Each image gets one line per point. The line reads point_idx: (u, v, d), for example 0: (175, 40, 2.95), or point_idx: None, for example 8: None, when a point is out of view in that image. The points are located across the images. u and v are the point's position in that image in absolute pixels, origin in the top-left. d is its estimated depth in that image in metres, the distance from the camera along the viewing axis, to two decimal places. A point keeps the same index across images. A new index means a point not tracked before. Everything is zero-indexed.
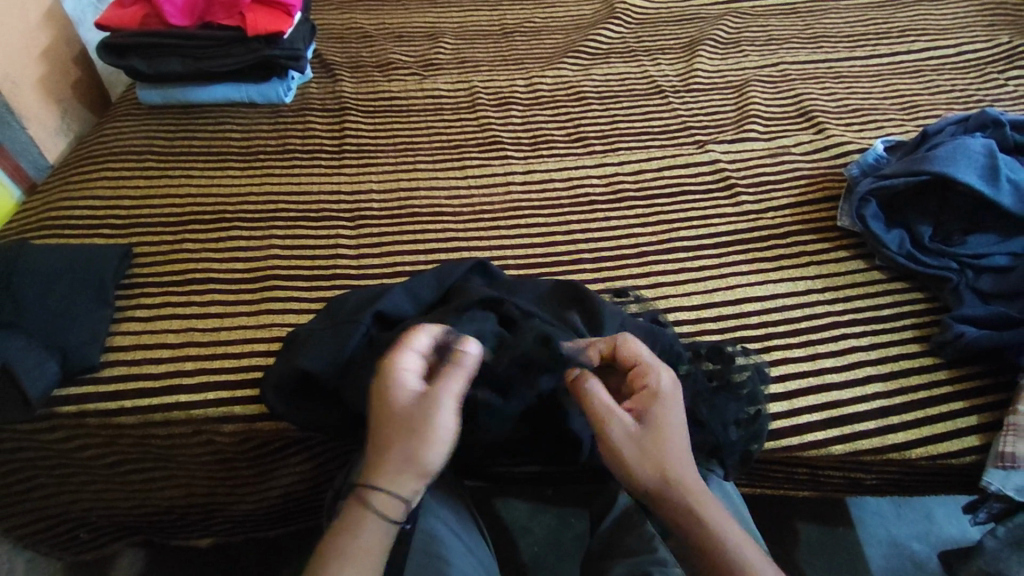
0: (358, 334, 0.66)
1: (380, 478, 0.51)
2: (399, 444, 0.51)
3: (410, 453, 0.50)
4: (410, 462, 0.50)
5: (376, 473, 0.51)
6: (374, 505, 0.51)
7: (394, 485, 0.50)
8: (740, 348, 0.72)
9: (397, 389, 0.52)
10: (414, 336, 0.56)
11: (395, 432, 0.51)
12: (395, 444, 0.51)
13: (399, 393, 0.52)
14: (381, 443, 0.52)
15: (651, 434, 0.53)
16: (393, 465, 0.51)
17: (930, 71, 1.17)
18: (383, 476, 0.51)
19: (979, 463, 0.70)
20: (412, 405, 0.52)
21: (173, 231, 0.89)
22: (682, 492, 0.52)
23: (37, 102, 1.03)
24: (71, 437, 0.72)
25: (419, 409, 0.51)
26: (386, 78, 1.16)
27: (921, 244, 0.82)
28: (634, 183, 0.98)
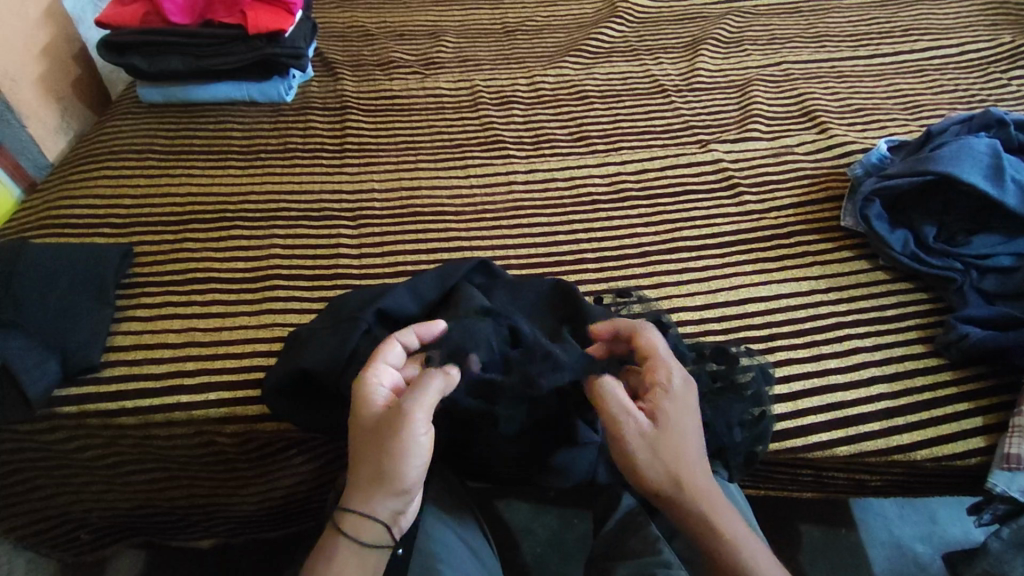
0: (358, 335, 0.66)
1: (350, 495, 0.53)
2: (364, 461, 0.53)
3: (373, 469, 0.52)
4: (374, 478, 0.52)
5: (348, 491, 0.54)
6: (345, 523, 0.53)
7: (362, 502, 0.53)
8: (744, 349, 0.72)
9: (366, 405, 0.55)
10: (386, 350, 0.60)
11: (362, 449, 0.54)
12: (361, 460, 0.53)
13: (365, 409, 0.55)
14: (353, 460, 0.54)
15: (663, 433, 0.55)
16: (360, 481, 0.53)
17: (933, 70, 1.17)
18: (352, 493, 0.53)
19: (985, 464, 0.70)
20: (377, 421, 0.54)
21: (174, 230, 0.89)
22: (692, 492, 0.54)
23: (37, 100, 1.03)
24: (72, 437, 0.71)
25: (381, 425, 0.53)
26: (387, 77, 1.16)
27: (925, 244, 0.81)
28: (637, 182, 0.97)
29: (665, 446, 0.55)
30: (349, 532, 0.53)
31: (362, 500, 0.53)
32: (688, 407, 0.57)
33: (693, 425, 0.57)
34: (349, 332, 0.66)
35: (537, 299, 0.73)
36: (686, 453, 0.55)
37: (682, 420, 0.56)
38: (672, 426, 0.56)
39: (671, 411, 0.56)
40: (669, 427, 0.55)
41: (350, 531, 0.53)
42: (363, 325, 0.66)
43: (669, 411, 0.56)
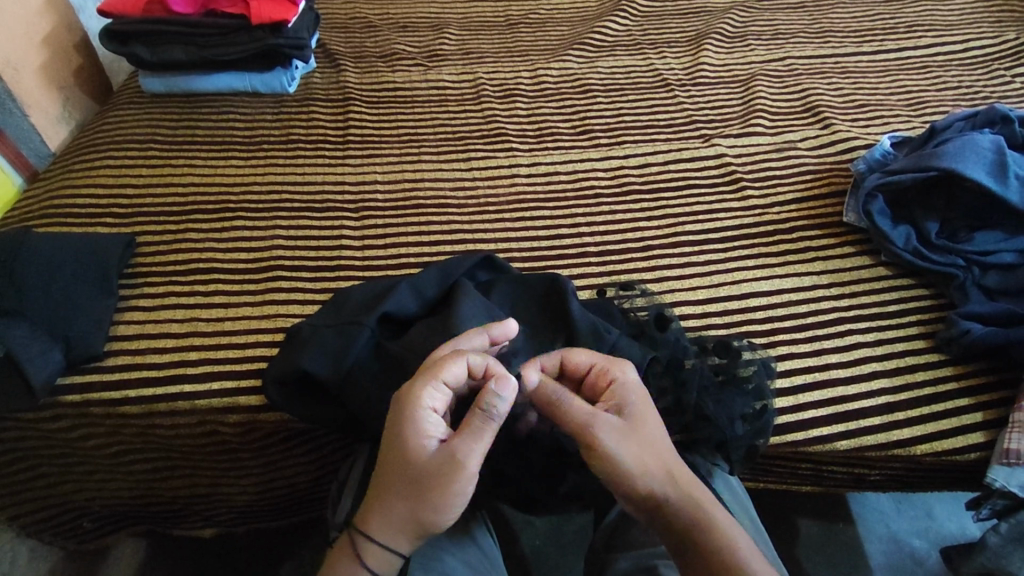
0: (363, 339, 0.66)
1: (376, 530, 0.52)
2: (406, 500, 0.51)
3: (416, 516, 0.51)
4: (414, 522, 0.51)
5: (374, 523, 0.52)
6: (366, 556, 0.52)
7: (389, 539, 0.52)
8: (746, 343, 0.72)
9: (417, 440, 0.51)
10: (447, 365, 0.54)
11: (404, 491, 0.51)
12: (401, 499, 0.51)
13: (413, 446, 0.51)
14: (385, 493, 0.52)
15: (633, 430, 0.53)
16: (392, 521, 0.51)
17: (937, 67, 1.17)
18: (378, 528, 0.52)
19: (984, 459, 0.70)
20: (428, 464, 0.51)
21: (177, 221, 0.89)
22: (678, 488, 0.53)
23: (39, 89, 1.02)
24: (75, 426, 0.72)
25: (435, 472, 0.50)
26: (390, 69, 1.16)
27: (927, 240, 0.82)
28: (640, 176, 0.97)
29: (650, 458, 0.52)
30: (368, 568, 0.52)
31: (390, 538, 0.52)
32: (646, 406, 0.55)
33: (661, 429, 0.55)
34: (353, 338, 0.66)
35: (539, 296, 0.72)
36: (668, 463, 0.53)
37: (653, 427, 0.54)
38: (648, 435, 0.53)
39: (642, 418, 0.54)
40: (644, 435, 0.53)
41: (369, 565, 0.52)
42: (367, 331, 0.66)
43: (639, 417, 0.54)
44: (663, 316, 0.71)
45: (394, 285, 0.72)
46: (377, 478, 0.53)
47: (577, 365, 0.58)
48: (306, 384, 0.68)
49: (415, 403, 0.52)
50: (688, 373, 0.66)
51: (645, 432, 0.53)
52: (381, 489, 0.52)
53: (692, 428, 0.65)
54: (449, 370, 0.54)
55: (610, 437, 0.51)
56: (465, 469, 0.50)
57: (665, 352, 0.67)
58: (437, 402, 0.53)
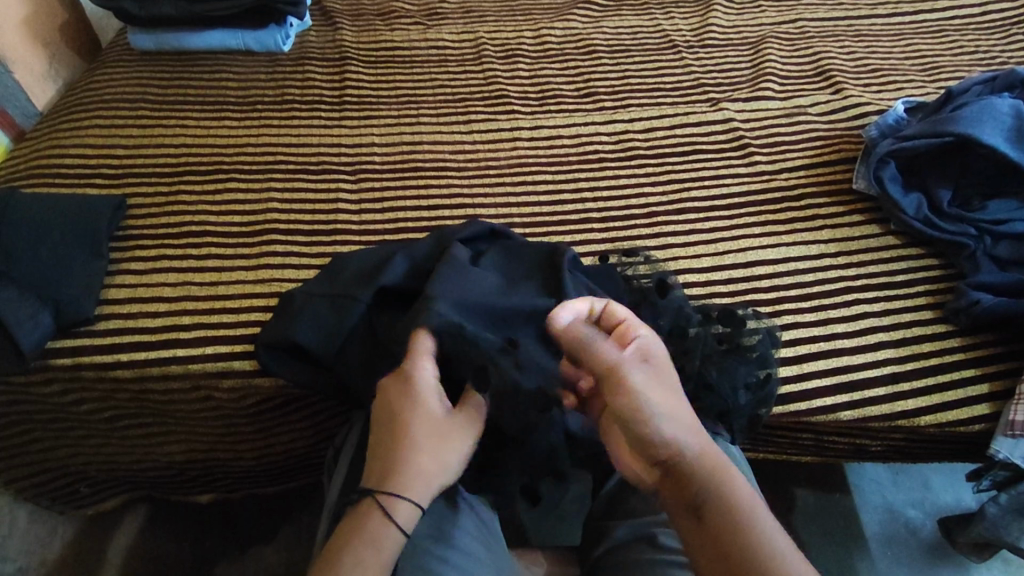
0: (354, 316, 0.64)
1: (410, 486, 0.53)
2: (432, 454, 0.55)
3: (444, 466, 0.55)
4: (438, 475, 0.55)
5: (404, 481, 0.53)
6: (396, 512, 0.53)
7: (420, 496, 0.54)
8: (751, 311, 0.70)
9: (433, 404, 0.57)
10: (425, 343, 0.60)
11: (433, 444, 0.55)
12: (428, 453, 0.55)
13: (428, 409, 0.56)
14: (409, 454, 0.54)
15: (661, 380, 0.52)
16: (423, 474, 0.54)
17: (954, 30, 1.13)
18: (410, 484, 0.53)
19: (988, 431, 0.69)
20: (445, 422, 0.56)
21: (168, 182, 0.87)
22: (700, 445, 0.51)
23: (22, 45, 0.99)
24: (68, 391, 0.70)
25: (455, 428, 0.56)
26: (387, 27, 1.12)
27: (939, 209, 0.79)
28: (645, 140, 0.94)
29: (676, 407, 0.51)
30: (401, 527, 0.53)
31: (423, 493, 0.54)
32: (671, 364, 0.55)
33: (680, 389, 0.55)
34: (343, 314, 0.65)
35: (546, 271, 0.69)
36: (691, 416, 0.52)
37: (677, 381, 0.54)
38: (672, 388, 0.53)
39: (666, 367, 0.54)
40: (669, 384, 0.52)
41: (402, 523, 0.53)
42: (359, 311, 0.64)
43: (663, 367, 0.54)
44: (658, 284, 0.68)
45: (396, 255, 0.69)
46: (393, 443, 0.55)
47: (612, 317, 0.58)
48: (299, 356, 0.67)
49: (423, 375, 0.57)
50: (692, 342, 0.64)
51: (671, 382, 0.53)
52: (403, 450, 0.54)
53: (694, 398, 0.65)
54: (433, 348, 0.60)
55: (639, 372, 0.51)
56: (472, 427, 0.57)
57: (668, 322, 0.65)
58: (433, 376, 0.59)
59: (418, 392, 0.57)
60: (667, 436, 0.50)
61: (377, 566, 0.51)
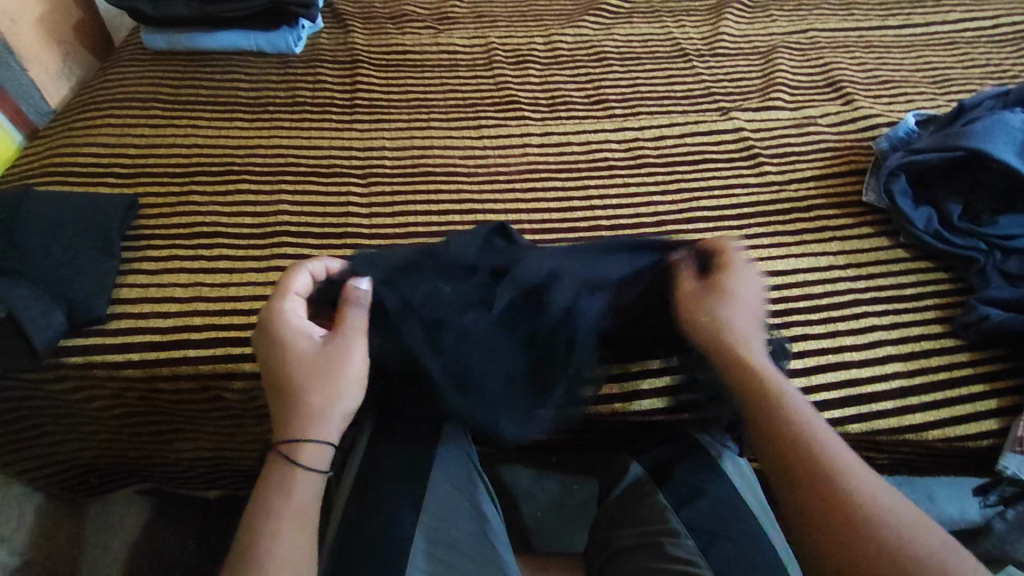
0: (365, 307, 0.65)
1: (300, 421, 0.53)
2: (312, 385, 0.54)
3: (329, 391, 0.54)
4: (325, 400, 0.53)
5: (295, 420, 0.53)
6: (298, 455, 0.52)
7: (317, 430, 0.53)
8: (763, 322, 0.73)
9: (297, 334, 0.56)
10: (291, 279, 0.61)
11: (308, 374, 0.54)
12: (306, 385, 0.54)
13: (301, 341, 0.56)
14: (294, 390, 0.53)
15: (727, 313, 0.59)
16: (310, 406, 0.53)
17: (965, 43, 1.13)
18: (299, 419, 0.53)
19: (996, 447, 0.69)
20: (321, 348, 0.56)
21: (180, 182, 0.87)
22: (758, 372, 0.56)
23: (37, 43, 1.00)
24: (78, 388, 0.71)
25: (328, 352, 0.55)
26: (399, 31, 1.12)
27: (949, 222, 0.79)
28: (654, 148, 0.95)
29: (721, 314, 0.59)
30: (309, 468, 0.52)
31: (319, 428, 0.53)
32: (753, 303, 0.60)
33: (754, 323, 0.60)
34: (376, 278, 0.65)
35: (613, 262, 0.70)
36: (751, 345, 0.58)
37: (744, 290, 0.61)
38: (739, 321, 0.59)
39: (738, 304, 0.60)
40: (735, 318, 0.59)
41: (306, 464, 0.52)
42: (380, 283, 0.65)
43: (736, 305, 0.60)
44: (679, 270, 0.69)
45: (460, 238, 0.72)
46: (274, 385, 0.55)
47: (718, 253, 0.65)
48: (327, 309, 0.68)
49: (279, 311, 0.58)
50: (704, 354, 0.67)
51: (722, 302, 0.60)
52: (282, 389, 0.54)
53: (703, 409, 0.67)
54: (296, 281, 0.61)
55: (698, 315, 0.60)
56: (350, 342, 0.56)
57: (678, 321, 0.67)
58: (297, 308, 0.59)
59: (281, 332, 0.56)
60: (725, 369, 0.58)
61: (291, 509, 0.50)
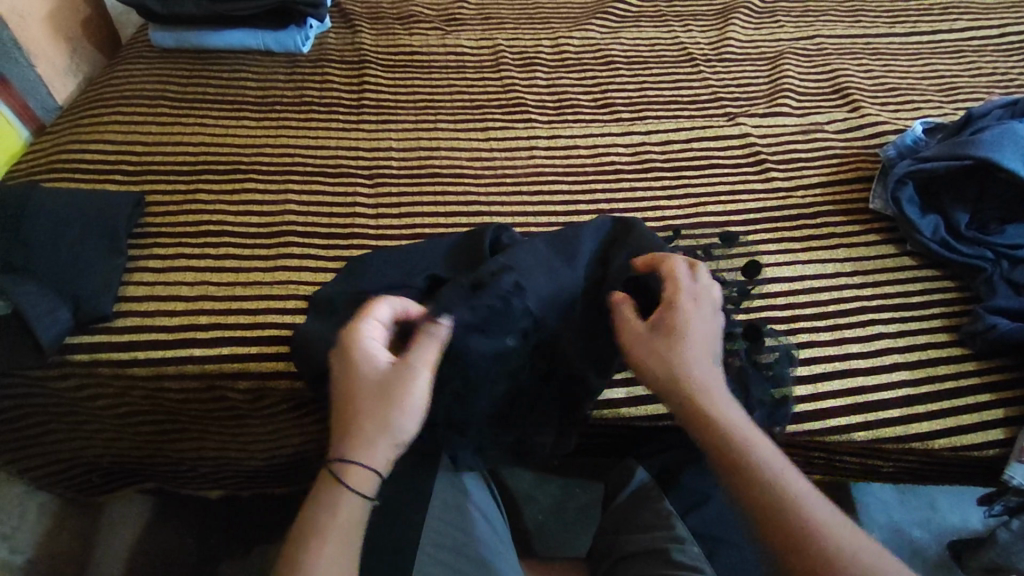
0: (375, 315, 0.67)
1: (355, 447, 0.51)
2: (371, 413, 0.52)
3: (386, 422, 0.52)
4: (383, 430, 0.52)
5: (351, 444, 0.52)
6: (346, 477, 0.51)
7: (369, 458, 0.51)
8: (770, 330, 0.73)
9: (368, 362, 0.54)
10: (375, 305, 0.58)
11: (370, 403, 0.52)
12: (367, 413, 0.52)
13: (367, 366, 0.54)
14: (355, 414, 0.52)
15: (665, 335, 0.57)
16: (367, 433, 0.52)
17: (972, 52, 1.13)
18: (355, 446, 0.52)
19: (1002, 457, 0.69)
20: (385, 376, 0.53)
21: (187, 180, 0.87)
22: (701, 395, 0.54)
23: (45, 39, 0.99)
24: (83, 386, 0.70)
25: (393, 383, 0.53)
26: (406, 31, 1.12)
27: (956, 231, 0.79)
28: (661, 153, 0.95)
29: (669, 341, 0.56)
30: (355, 492, 0.51)
31: (371, 455, 0.52)
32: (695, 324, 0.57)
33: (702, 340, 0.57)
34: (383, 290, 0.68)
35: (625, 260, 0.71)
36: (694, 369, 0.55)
37: (694, 316, 0.57)
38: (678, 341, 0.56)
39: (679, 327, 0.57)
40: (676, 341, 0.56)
41: (354, 488, 0.51)
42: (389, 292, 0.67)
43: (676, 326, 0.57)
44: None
45: (472, 240, 0.73)
46: (339, 404, 0.54)
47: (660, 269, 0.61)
48: (342, 308, 0.70)
49: (356, 336, 0.56)
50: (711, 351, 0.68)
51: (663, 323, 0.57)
52: (345, 412, 0.53)
53: None
54: (376, 309, 0.57)
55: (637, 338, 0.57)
56: (416, 375, 0.53)
57: None
58: (375, 335, 0.56)
59: (352, 356, 0.55)
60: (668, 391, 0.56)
61: (334, 531, 0.50)
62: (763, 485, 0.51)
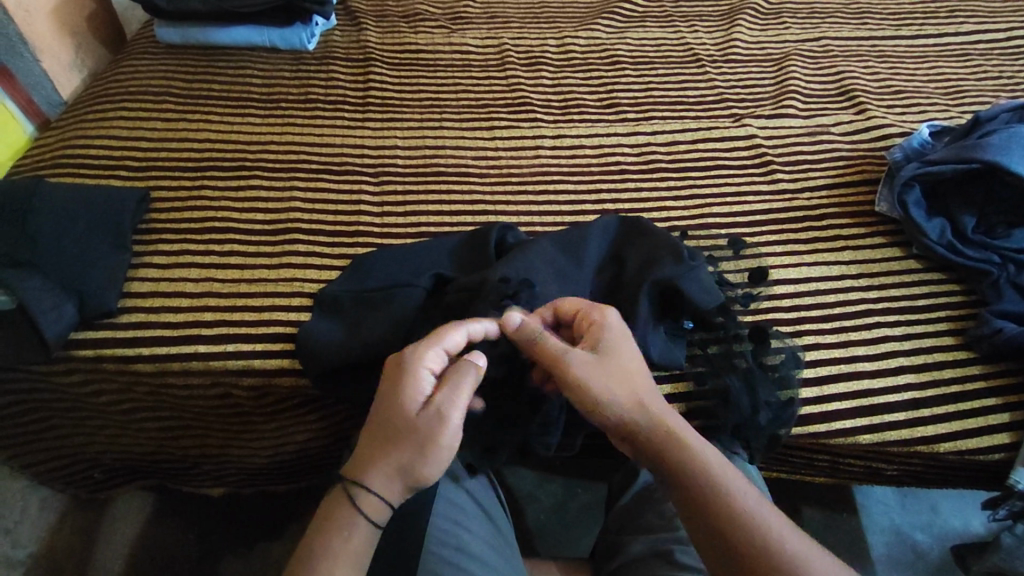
0: (381, 313, 0.67)
1: (376, 477, 0.51)
2: (401, 448, 0.51)
3: (411, 462, 0.51)
4: (406, 468, 0.51)
5: (372, 473, 0.52)
6: (361, 504, 0.51)
7: (388, 491, 0.52)
8: (777, 331, 0.72)
9: (415, 393, 0.53)
10: (448, 333, 0.56)
11: (402, 437, 0.51)
12: (397, 447, 0.51)
13: (410, 397, 0.53)
14: (385, 443, 0.52)
15: (605, 360, 0.55)
16: (390, 467, 0.51)
17: (978, 55, 1.13)
18: (376, 476, 0.52)
19: (1008, 461, 0.69)
20: (423, 413, 0.52)
21: (192, 176, 0.87)
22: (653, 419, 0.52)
23: (51, 34, 0.99)
24: (87, 381, 0.70)
25: (426, 424, 0.52)
26: (412, 30, 1.12)
27: (963, 234, 0.79)
28: (667, 153, 0.95)
29: (610, 365, 0.54)
30: (369, 521, 0.51)
31: (389, 489, 0.52)
32: (627, 349, 0.56)
33: (639, 364, 0.56)
34: (389, 291, 0.69)
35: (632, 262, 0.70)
36: (640, 394, 0.53)
37: (625, 343, 0.56)
38: (620, 365, 0.54)
39: (615, 353, 0.55)
40: (618, 365, 0.54)
41: (368, 516, 0.51)
42: (395, 294, 0.68)
43: (614, 352, 0.55)
44: (684, 263, 0.68)
45: (479, 239, 0.74)
46: (376, 426, 0.53)
47: (566, 308, 0.60)
48: (347, 307, 0.70)
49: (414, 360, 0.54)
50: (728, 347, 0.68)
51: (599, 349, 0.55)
52: (377, 438, 0.52)
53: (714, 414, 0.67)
54: (450, 336, 0.56)
55: (579, 364, 0.54)
56: (451, 422, 0.52)
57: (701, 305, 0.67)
58: (435, 365, 0.55)
59: (400, 381, 0.53)
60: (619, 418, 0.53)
61: (343, 556, 0.50)
62: (731, 506, 0.49)
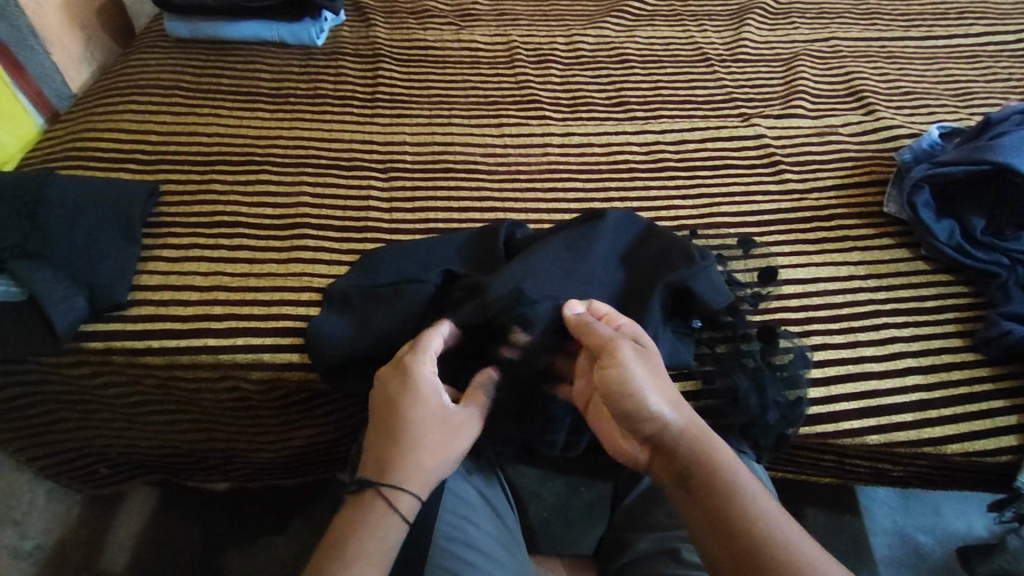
0: (390, 308, 0.67)
1: (411, 476, 0.52)
2: (433, 448, 0.54)
3: (442, 460, 0.54)
4: (437, 465, 0.54)
5: (407, 472, 0.52)
6: (396, 502, 0.52)
7: (420, 489, 0.53)
8: (786, 331, 0.73)
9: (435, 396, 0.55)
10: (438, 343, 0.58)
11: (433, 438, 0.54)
12: (429, 448, 0.53)
13: (435, 401, 0.55)
14: (416, 444, 0.53)
15: (649, 355, 0.56)
16: (424, 466, 0.53)
17: (988, 57, 1.13)
18: (411, 475, 0.52)
19: (1014, 463, 0.69)
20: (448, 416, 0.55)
21: (202, 171, 0.87)
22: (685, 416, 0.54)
23: (61, 28, 1.00)
24: (97, 374, 0.71)
25: (454, 424, 0.55)
26: (421, 26, 1.12)
27: (972, 236, 0.79)
28: (675, 152, 0.94)
29: (653, 361, 0.56)
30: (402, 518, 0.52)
31: (423, 487, 0.53)
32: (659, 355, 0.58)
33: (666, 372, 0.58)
34: (399, 285, 0.69)
35: (645, 264, 0.71)
36: (674, 393, 0.55)
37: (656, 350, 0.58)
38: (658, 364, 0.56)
39: (655, 353, 0.57)
40: (657, 364, 0.56)
41: (402, 514, 0.52)
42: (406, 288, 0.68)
43: (652, 352, 0.57)
44: (696, 265, 0.68)
45: (489, 235, 0.74)
46: (399, 426, 0.53)
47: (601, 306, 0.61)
48: (356, 302, 0.70)
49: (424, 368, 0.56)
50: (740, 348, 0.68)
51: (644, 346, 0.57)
52: (407, 439, 0.53)
53: (721, 413, 0.68)
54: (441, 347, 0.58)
55: (630, 350, 0.55)
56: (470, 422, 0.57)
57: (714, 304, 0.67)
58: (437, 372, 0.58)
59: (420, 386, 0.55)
60: (657, 407, 0.53)
61: (381, 552, 0.50)
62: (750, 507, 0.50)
